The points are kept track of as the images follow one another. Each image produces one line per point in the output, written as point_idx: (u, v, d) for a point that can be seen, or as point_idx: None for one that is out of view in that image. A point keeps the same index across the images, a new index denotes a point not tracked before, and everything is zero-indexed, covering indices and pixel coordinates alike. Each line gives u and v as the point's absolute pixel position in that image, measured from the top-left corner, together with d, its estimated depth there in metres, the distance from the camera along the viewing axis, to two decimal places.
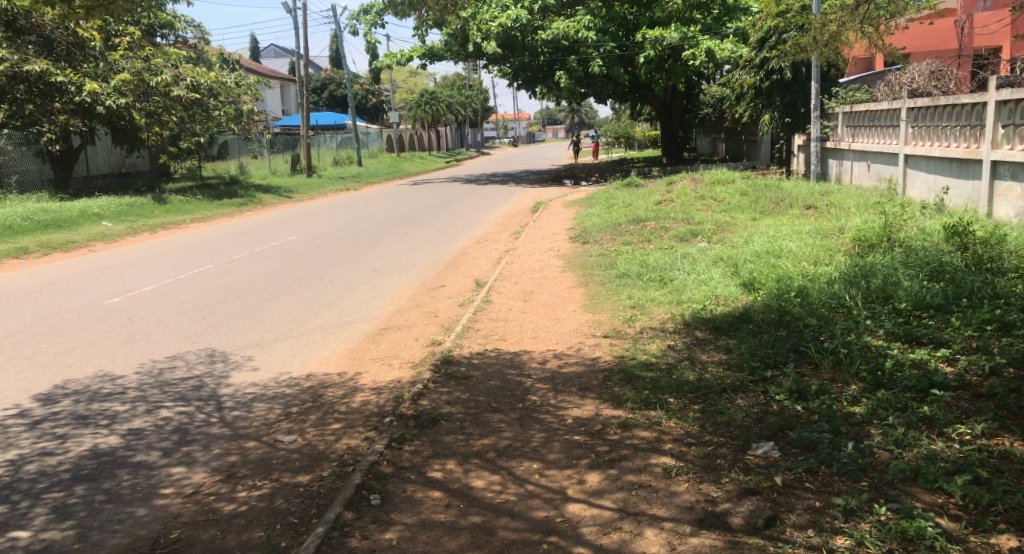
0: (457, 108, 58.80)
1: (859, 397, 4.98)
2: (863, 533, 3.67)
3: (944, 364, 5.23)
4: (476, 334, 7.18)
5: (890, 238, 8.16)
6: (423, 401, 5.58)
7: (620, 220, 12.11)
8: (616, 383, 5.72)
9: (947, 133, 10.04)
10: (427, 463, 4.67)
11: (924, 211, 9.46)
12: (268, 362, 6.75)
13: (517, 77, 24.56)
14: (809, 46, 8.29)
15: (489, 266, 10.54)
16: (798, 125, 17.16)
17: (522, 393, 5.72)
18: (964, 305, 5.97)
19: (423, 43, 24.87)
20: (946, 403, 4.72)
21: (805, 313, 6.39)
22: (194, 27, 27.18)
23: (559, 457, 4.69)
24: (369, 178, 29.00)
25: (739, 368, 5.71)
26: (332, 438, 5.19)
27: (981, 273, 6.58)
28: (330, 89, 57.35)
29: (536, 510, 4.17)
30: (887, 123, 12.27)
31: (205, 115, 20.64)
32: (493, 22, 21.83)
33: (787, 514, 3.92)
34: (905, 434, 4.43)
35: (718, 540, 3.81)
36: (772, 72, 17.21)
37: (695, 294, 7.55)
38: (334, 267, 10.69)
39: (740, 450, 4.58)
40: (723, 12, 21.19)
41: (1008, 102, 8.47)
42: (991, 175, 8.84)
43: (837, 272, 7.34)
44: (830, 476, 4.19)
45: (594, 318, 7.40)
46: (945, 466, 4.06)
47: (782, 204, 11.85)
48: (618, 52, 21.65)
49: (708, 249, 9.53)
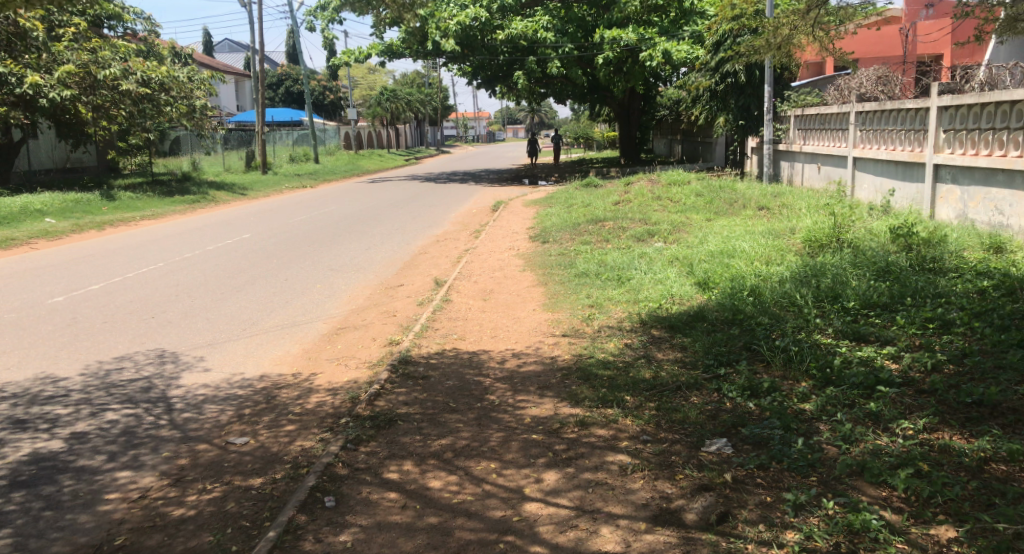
0: (415, 106, 58.74)
1: (809, 394, 5.12)
2: (811, 527, 3.77)
3: (890, 362, 5.37)
4: (435, 334, 7.19)
5: (839, 239, 8.35)
6: (379, 402, 5.57)
7: (579, 220, 12.19)
8: (575, 381, 5.78)
9: (892, 137, 10.29)
10: (383, 464, 4.67)
11: (871, 212, 9.70)
12: (219, 362, 6.67)
13: (477, 74, 24.63)
14: (763, 49, 8.44)
15: (448, 265, 10.55)
16: (751, 128, 17.41)
17: (480, 393, 5.74)
18: (908, 304, 6.14)
19: (381, 41, 24.63)
20: (890, 399, 4.86)
21: (756, 312, 6.54)
22: (143, 19, 26.64)
23: (516, 456, 4.72)
24: (325, 175, 28.66)
25: (693, 365, 5.82)
26: (285, 440, 5.15)
27: (923, 273, 6.81)
28: (286, 84, 56.70)
29: (492, 510, 4.20)
30: (837, 127, 12.56)
31: (156, 109, 20.21)
32: (452, 19, 21.54)
33: (739, 509, 4.02)
34: (852, 430, 4.57)
35: (673, 537, 3.88)
36: (726, 75, 17.51)
37: (651, 293, 7.68)
38: (289, 266, 10.56)
39: (694, 446, 4.68)
40: (680, 15, 21.54)
41: (949, 108, 8.75)
42: (933, 178, 9.11)
43: (788, 271, 7.51)
44: (781, 472, 4.30)
45: (554, 317, 7.49)
46: (889, 460, 4.18)
47: (736, 205, 12.06)
48: (577, 53, 21.83)
49: (665, 248, 9.69)
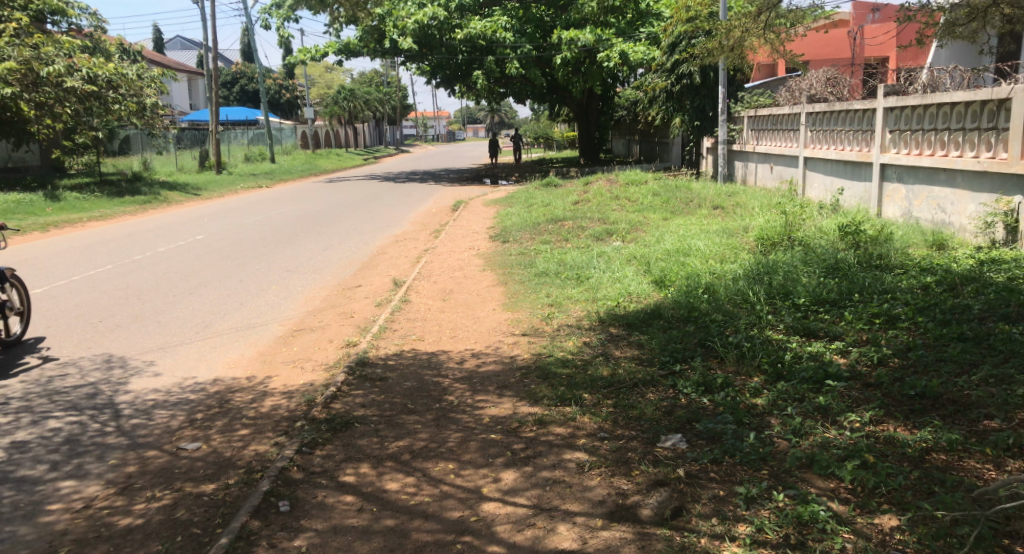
0: (373, 105, 58.45)
1: (761, 389, 5.24)
2: (761, 520, 3.86)
3: (838, 356, 5.51)
4: (393, 335, 7.18)
5: (790, 237, 8.53)
6: (336, 405, 5.55)
7: (539, 220, 12.26)
8: (533, 380, 5.83)
9: (841, 137, 10.53)
10: (339, 467, 4.67)
11: (821, 211, 9.92)
12: (170, 367, 6.59)
13: (435, 74, 24.57)
14: (716, 50, 8.57)
15: (407, 265, 10.53)
16: (706, 129, 17.65)
17: (438, 394, 5.76)
18: (856, 300, 6.31)
19: (338, 39, 24.43)
20: (839, 393, 4.99)
21: (711, 309, 6.66)
22: (88, 15, 26.06)
23: (474, 457, 4.75)
24: (281, 175, 28.35)
25: (650, 362, 5.91)
26: (239, 445, 5.11)
27: (870, 269, 7.00)
28: (240, 83, 55.94)
29: (450, 510, 4.22)
30: (789, 127, 12.81)
31: (103, 108, 19.81)
32: (409, 18, 21.48)
33: (692, 504, 4.10)
34: (802, 423, 4.69)
35: (628, 532, 3.95)
36: (682, 76, 17.73)
37: (609, 292, 7.77)
38: (244, 267, 10.45)
39: (650, 442, 4.76)
40: (636, 16, 21.75)
41: (894, 109, 8.99)
42: (880, 177, 9.35)
43: (742, 269, 7.65)
44: (734, 466, 4.40)
45: (513, 316, 7.53)
46: (837, 452, 4.30)
47: (692, 204, 12.24)
48: (535, 53, 21.90)
49: (623, 247, 9.81)
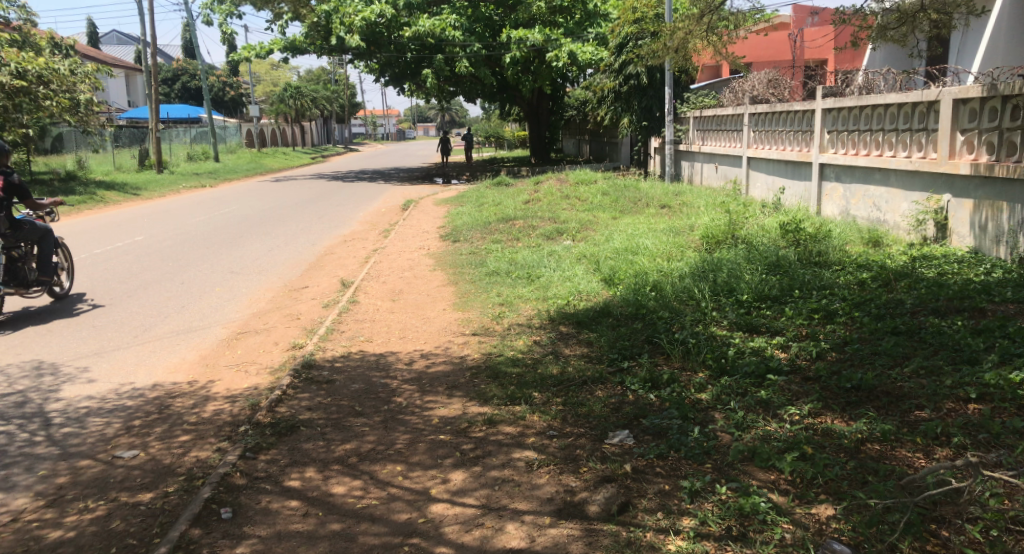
0: (321, 103, 57.78)
1: (706, 384, 5.34)
2: (705, 513, 3.95)
3: (779, 351, 5.65)
4: (341, 336, 7.14)
5: (734, 235, 8.70)
6: (281, 409, 5.50)
7: (489, 219, 12.28)
8: (483, 380, 5.86)
9: (783, 138, 10.78)
10: (284, 472, 4.63)
11: (764, 210, 10.14)
12: (106, 373, 6.45)
13: (384, 72, 24.40)
14: (661, 52, 8.71)
15: (356, 265, 10.46)
16: (653, 129, 17.88)
17: (387, 395, 5.74)
18: (796, 296, 6.47)
19: (283, 36, 24.09)
20: (779, 387, 5.12)
21: (658, 306, 6.76)
22: (18, 8, 25.21)
23: (423, 458, 4.75)
24: (226, 175, 27.86)
25: (598, 360, 5.98)
26: (178, 451, 5.03)
27: (810, 266, 7.18)
28: (182, 80, 54.79)
29: (397, 513, 4.22)
30: (733, 128, 13.06)
31: (34, 104, 19.22)
32: (357, 16, 21.30)
33: (638, 499, 4.17)
34: (745, 417, 4.80)
35: (575, 529, 3.99)
36: (629, 77, 17.92)
37: (560, 290, 7.83)
38: (186, 269, 10.26)
39: (598, 439, 4.82)
40: (585, 17, 21.91)
41: (832, 110, 9.23)
42: (820, 176, 9.60)
43: (688, 267, 7.78)
44: (679, 460, 4.48)
45: (463, 316, 7.54)
46: (777, 445, 4.41)
47: (640, 203, 12.40)
48: (485, 52, 21.89)
49: (573, 246, 9.89)
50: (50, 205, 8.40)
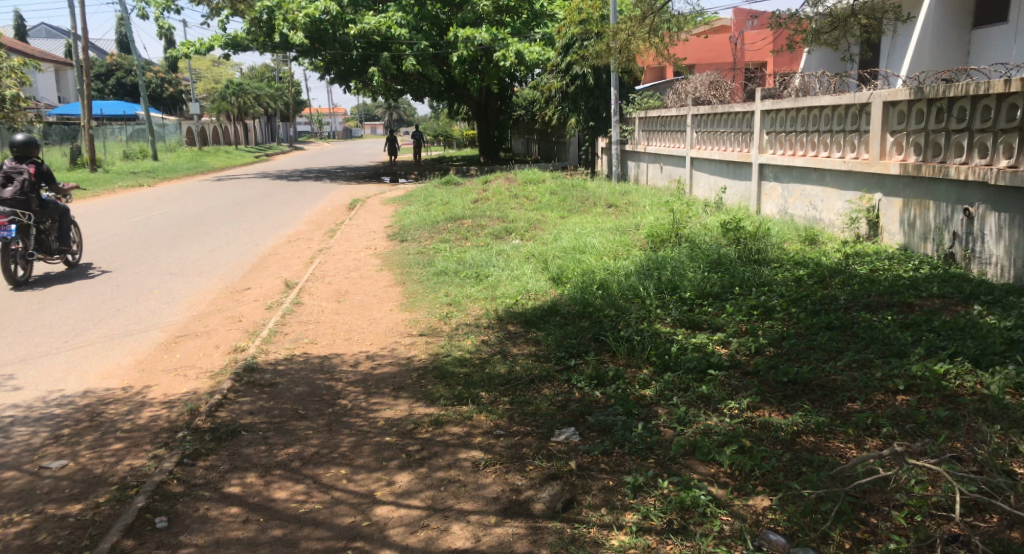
0: (264, 101, 56.84)
1: (650, 380, 5.43)
2: (647, 508, 4.01)
3: (720, 347, 5.77)
4: (285, 339, 7.06)
5: (677, 234, 8.84)
6: (221, 414, 5.42)
7: (437, 219, 12.26)
8: (430, 381, 5.85)
9: (724, 138, 10.99)
10: (224, 478, 4.57)
11: (706, 209, 10.33)
12: (34, 380, 6.27)
13: (329, 70, 24.14)
14: (604, 53, 8.81)
15: (301, 266, 10.34)
16: (600, 129, 18.05)
17: (331, 398, 5.70)
18: (737, 293, 6.60)
19: (223, 32, 23.64)
20: (720, 382, 5.23)
21: (605, 304, 6.84)
22: None
23: (368, 461, 4.73)
24: (165, 173, 27.23)
25: (546, 358, 6.03)
26: (111, 460, 4.91)
27: (749, 264, 7.34)
28: (117, 75, 53.36)
29: (341, 516, 4.20)
30: (677, 128, 13.26)
31: None
32: (300, 12, 21.06)
33: (583, 495, 4.22)
34: (687, 412, 4.89)
35: (520, 527, 4.03)
36: (575, 77, 18.09)
37: (508, 290, 7.86)
38: (124, 271, 10.02)
39: (544, 437, 4.86)
40: (531, 17, 22.02)
41: (770, 112, 9.45)
42: (759, 176, 9.81)
43: (634, 265, 7.89)
44: (623, 456, 4.55)
45: (410, 316, 7.52)
46: (717, 438, 4.51)
47: (587, 203, 12.51)
48: (431, 51, 21.78)
49: (521, 245, 9.93)
50: (70, 188, 10.03)
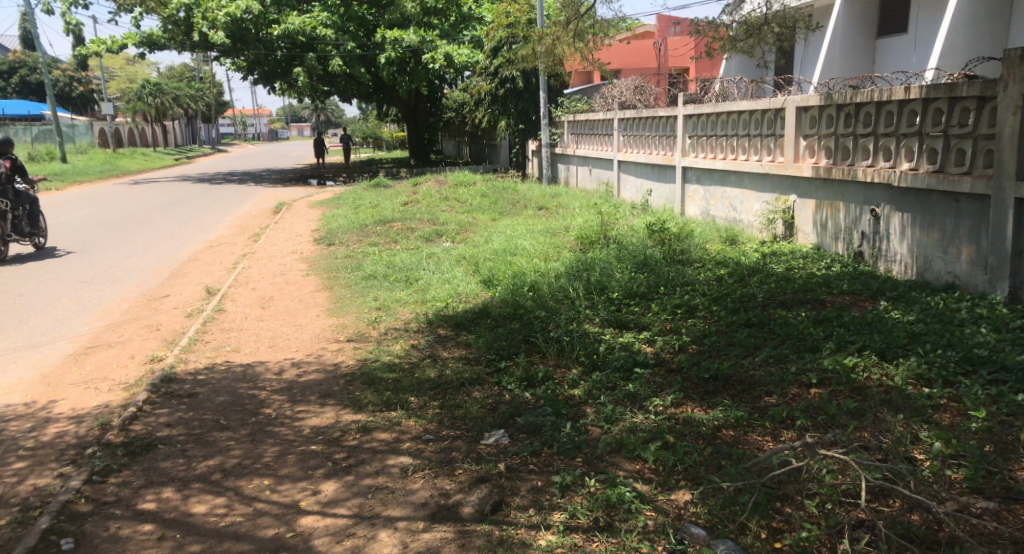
0: (185, 102, 55.18)
1: (578, 380, 5.47)
2: (574, 506, 4.05)
3: (646, 345, 5.86)
4: (205, 347, 6.87)
5: (605, 236, 8.95)
6: (136, 427, 5.25)
7: (366, 222, 12.12)
8: (358, 387, 5.78)
9: (649, 141, 11.18)
10: (138, 494, 4.42)
11: (634, 211, 10.49)
12: None
13: (253, 71, 23.61)
14: (529, 56, 8.85)
15: (224, 272, 10.08)
16: (531, 131, 18.35)
17: (255, 407, 5.57)
18: (662, 293, 6.72)
19: (139, 31, 22.88)
20: (645, 380, 5.30)
21: (535, 306, 6.87)
22: None
23: (292, 470, 4.64)
24: (78, 177, 26.18)
25: (476, 361, 6.02)
26: (14, 480, 4.69)
27: (673, 264, 7.48)
28: (23, 75, 51.06)
29: (264, 529, 4.11)
30: (604, 131, 13.42)
31: None
32: (220, 10, 20.59)
33: (511, 497, 4.23)
34: (613, 410, 4.95)
35: (448, 531, 4.01)
36: (504, 80, 18.17)
37: (439, 293, 7.83)
38: (34, 279, 9.60)
39: (473, 440, 4.85)
40: (459, 19, 21.98)
41: (692, 115, 9.65)
42: (683, 178, 10.01)
43: (563, 267, 7.95)
44: (551, 456, 4.57)
45: (338, 322, 7.41)
46: (642, 435, 4.58)
47: (518, 205, 12.55)
48: (358, 52, 21.49)
49: (452, 248, 9.90)
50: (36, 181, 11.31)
